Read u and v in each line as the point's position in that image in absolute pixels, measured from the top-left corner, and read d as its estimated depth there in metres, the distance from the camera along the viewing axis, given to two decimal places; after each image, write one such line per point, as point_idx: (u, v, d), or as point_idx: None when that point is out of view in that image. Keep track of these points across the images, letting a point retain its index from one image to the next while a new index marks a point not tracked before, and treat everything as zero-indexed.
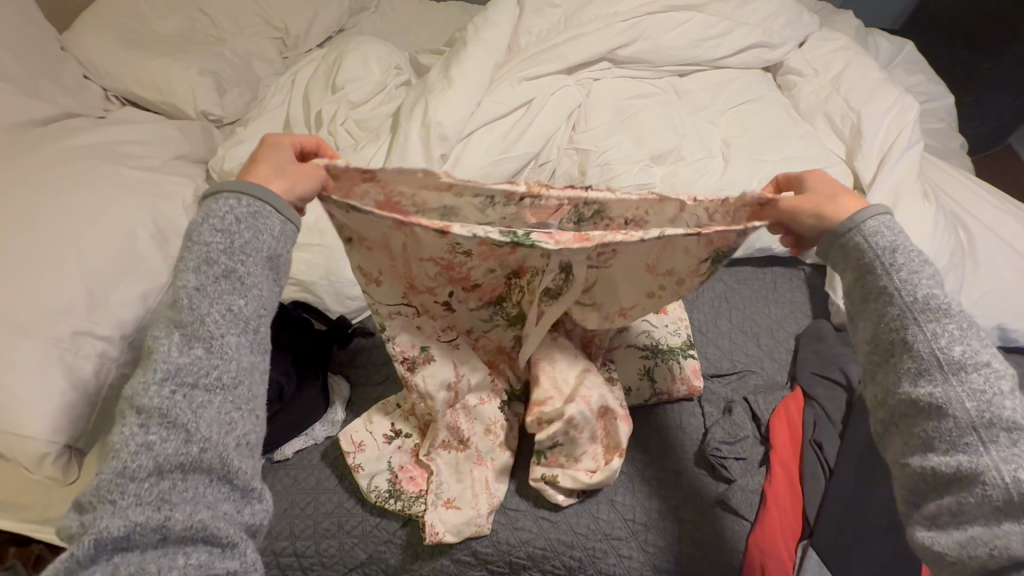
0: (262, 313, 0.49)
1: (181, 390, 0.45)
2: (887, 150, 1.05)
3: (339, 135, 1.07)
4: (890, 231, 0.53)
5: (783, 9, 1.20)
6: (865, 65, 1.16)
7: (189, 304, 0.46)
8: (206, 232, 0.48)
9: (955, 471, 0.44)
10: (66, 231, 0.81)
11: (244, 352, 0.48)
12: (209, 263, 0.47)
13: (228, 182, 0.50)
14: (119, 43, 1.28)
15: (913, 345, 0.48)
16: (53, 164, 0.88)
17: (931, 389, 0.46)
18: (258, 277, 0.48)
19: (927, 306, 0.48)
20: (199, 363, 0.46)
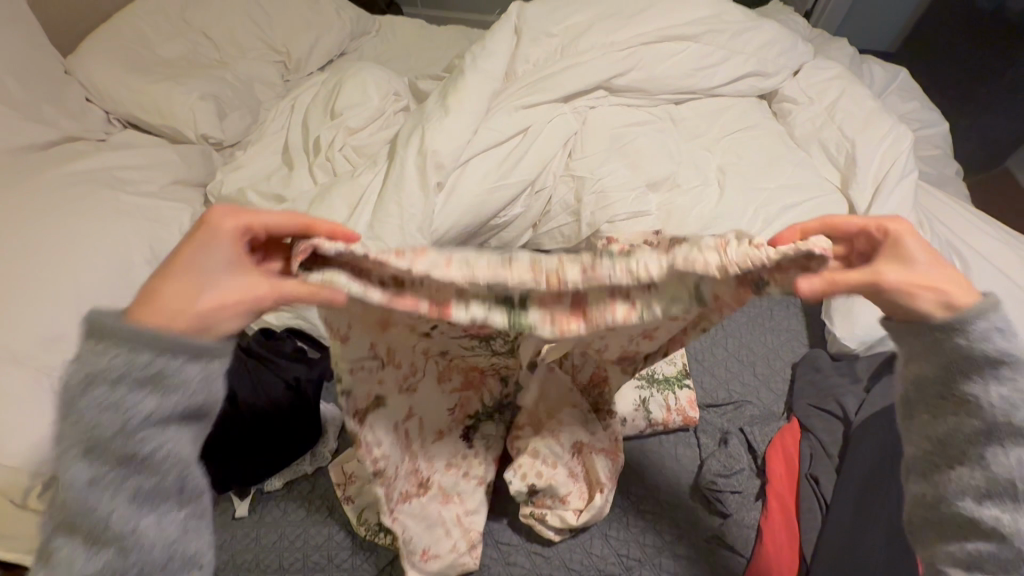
0: (194, 424, 0.47)
1: (100, 549, 0.42)
2: (881, 180, 1.06)
3: (337, 161, 1.08)
4: (1001, 329, 0.45)
5: (778, 38, 1.21)
6: (859, 94, 1.17)
7: (104, 440, 0.42)
8: (117, 356, 0.42)
9: (994, 535, 0.45)
10: (61, 260, 0.81)
11: (179, 472, 0.46)
12: (125, 392, 0.43)
13: (138, 297, 0.45)
14: (122, 67, 1.29)
15: (990, 464, 0.46)
16: (51, 191, 0.89)
17: (997, 512, 0.45)
18: (190, 394, 0.45)
19: (1020, 406, 0.45)
20: (127, 497, 0.43)
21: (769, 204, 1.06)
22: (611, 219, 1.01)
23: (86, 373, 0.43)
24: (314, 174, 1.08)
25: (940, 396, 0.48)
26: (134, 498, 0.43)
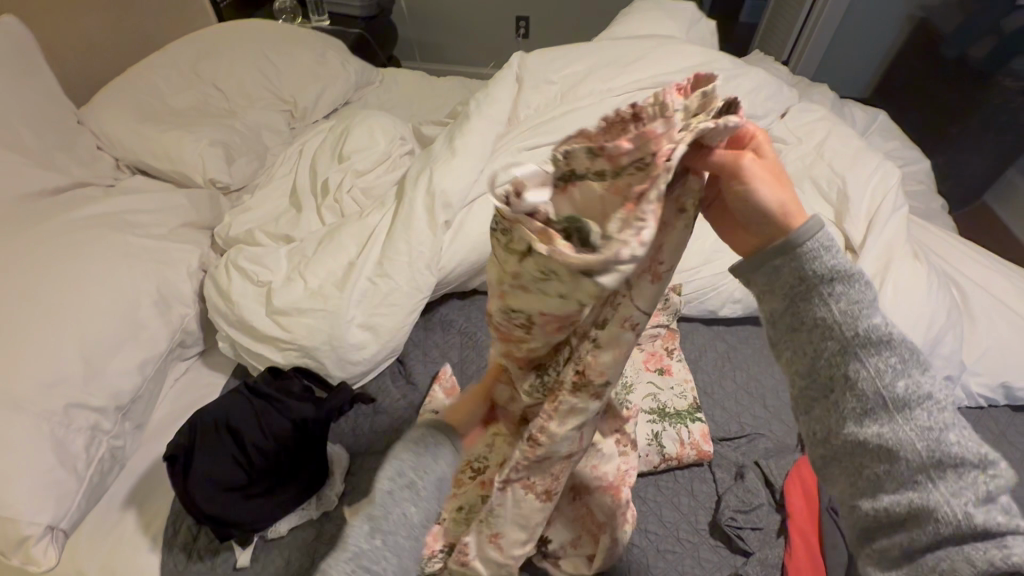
0: (427, 528, 0.47)
1: (377, 535, 0.43)
2: (874, 212, 1.09)
3: (344, 201, 1.10)
4: (827, 249, 0.45)
5: (765, 83, 1.28)
6: (845, 134, 1.23)
7: (381, 500, 0.45)
8: (405, 441, 0.50)
9: (905, 512, 0.44)
10: (68, 300, 0.81)
11: (409, 561, 0.44)
12: (401, 470, 0.47)
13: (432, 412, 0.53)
14: (134, 116, 1.33)
15: (859, 383, 0.45)
16: (61, 234, 0.89)
17: (878, 429, 0.44)
18: (433, 489, 0.48)
19: (868, 338, 0.44)
20: (376, 553, 0.42)
21: None
22: None
23: (402, 452, 0.49)
24: (321, 215, 1.10)
25: (792, 328, 0.47)
26: (403, 536, 0.44)
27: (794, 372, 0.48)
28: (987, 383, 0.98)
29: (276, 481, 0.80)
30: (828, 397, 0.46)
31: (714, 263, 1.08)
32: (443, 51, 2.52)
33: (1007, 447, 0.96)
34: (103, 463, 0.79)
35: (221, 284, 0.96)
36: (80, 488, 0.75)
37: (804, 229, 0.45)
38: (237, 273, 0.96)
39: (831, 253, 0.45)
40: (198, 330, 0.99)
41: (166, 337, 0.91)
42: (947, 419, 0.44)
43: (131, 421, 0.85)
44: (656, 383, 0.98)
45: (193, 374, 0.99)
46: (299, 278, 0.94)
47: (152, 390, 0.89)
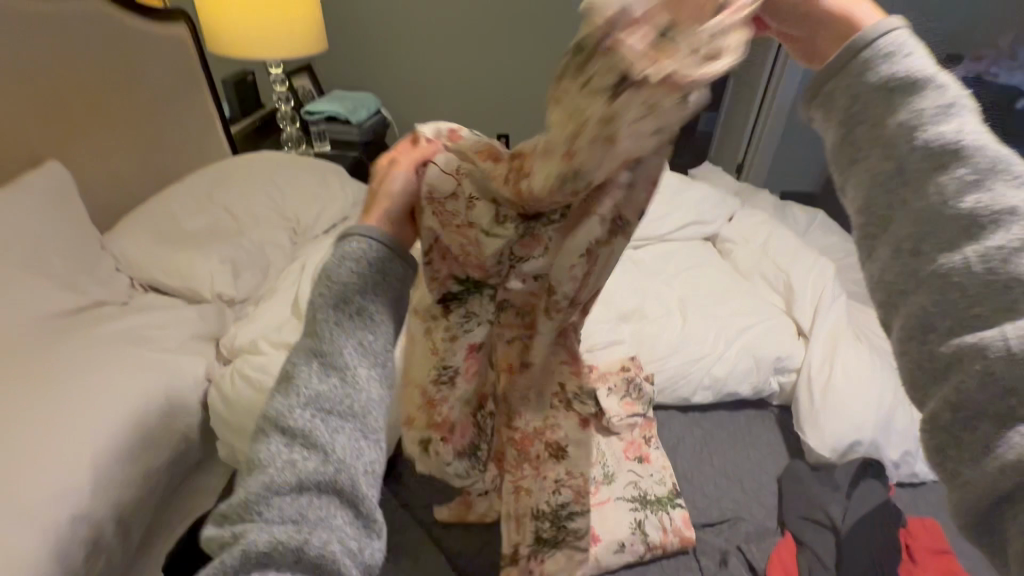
0: (388, 350, 0.49)
1: (329, 374, 0.45)
2: (817, 302, 1.23)
3: None
4: (896, 51, 0.38)
5: (710, 194, 1.48)
6: (784, 233, 1.40)
7: (327, 332, 0.46)
8: (344, 270, 0.48)
9: (970, 360, 0.33)
10: (84, 413, 0.87)
11: (376, 387, 0.47)
12: (347, 301, 0.47)
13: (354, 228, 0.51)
14: (152, 240, 1.48)
15: (914, 164, 0.37)
16: (81, 350, 0.97)
17: (964, 255, 0.34)
18: (387, 319, 0.49)
19: (939, 145, 0.36)
20: (336, 391, 0.45)
21: (726, 328, 1.22)
22: (591, 348, 1.17)
23: (337, 250, 0.49)
24: None
25: (844, 138, 0.41)
26: (354, 358, 0.46)
27: (857, 184, 0.39)
28: None
29: None
30: (858, 152, 0.40)
31: (681, 353, 1.18)
32: None
33: None
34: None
35: (225, 393, 1.03)
36: None
37: (872, 33, 0.39)
38: (241, 381, 1.03)
39: (908, 53, 0.38)
40: (199, 438, 1.04)
41: (169, 446, 0.96)
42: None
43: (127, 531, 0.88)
44: (637, 471, 1.02)
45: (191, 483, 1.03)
46: None
47: (150, 498, 0.93)
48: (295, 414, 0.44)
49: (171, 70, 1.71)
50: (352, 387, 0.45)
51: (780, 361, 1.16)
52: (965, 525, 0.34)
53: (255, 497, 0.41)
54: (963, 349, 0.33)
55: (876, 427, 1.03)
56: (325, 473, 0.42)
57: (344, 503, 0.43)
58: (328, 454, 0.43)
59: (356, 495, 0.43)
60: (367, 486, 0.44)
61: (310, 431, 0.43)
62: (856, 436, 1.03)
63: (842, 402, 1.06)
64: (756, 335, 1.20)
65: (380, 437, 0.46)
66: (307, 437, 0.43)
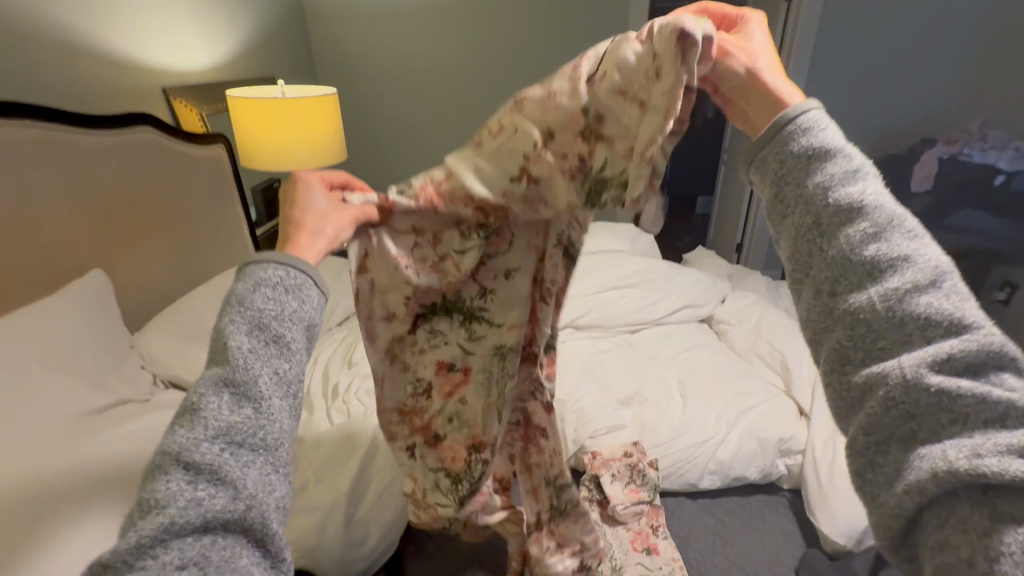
0: (301, 378, 0.51)
1: (243, 407, 0.46)
2: (814, 381, 1.25)
3: (352, 403, 1.25)
4: (809, 127, 0.48)
5: (701, 278, 1.56)
6: (775, 313, 1.46)
7: (241, 365, 0.47)
8: (259, 297, 0.50)
9: (867, 383, 0.43)
10: (102, 510, 0.90)
11: (285, 416, 0.49)
12: (261, 328, 0.49)
13: (269, 253, 0.53)
14: (180, 340, 1.58)
15: (833, 222, 0.45)
16: (106, 449, 1.02)
17: (868, 296, 0.43)
18: (300, 343, 0.51)
19: (841, 207, 0.45)
20: (248, 423, 0.46)
21: (727, 409, 1.23)
22: (592, 434, 1.19)
23: (253, 278, 0.51)
24: (331, 415, 1.24)
25: (776, 199, 0.49)
26: (273, 388, 0.48)
27: (787, 241, 0.49)
28: None
29: None
30: (788, 213, 0.48)
31: (684, 436, 1.18)
32: None
33: None
34: None
35: None
36: None
37: (792, 111, 0.49)
38: None
39: (820, 126, 0.48)
40: None
41: None
42: (923, 282, 0.42)
43: None
44: (645, 563, 1.00)
45: None
46: (306, 477, 1.04)
47: None
48: (199, 447, 0.44)
49: (209, 185, 1.91)
50: (264, 420, 0.47)
51: (784, 442, 1.16)
52: (890, 533, 0.42)
53: (151, 540, 0.40)
54: (874, 376, 0.42)
55: None
56: (235, 512, 0.43)
57: (246, 538, 0.45)
58: (239, 491, 0.44)
59: (264, 530, 0.45)
60: (274, 519, 0.46)
61: (219, 466, 0.44)
62: (869, 522, 1.01)
63: (849, 484, 1.05)
64: (757, 416, 1.21)
65: (288, 469, 0.49)
66: (213, 475, 0.44)
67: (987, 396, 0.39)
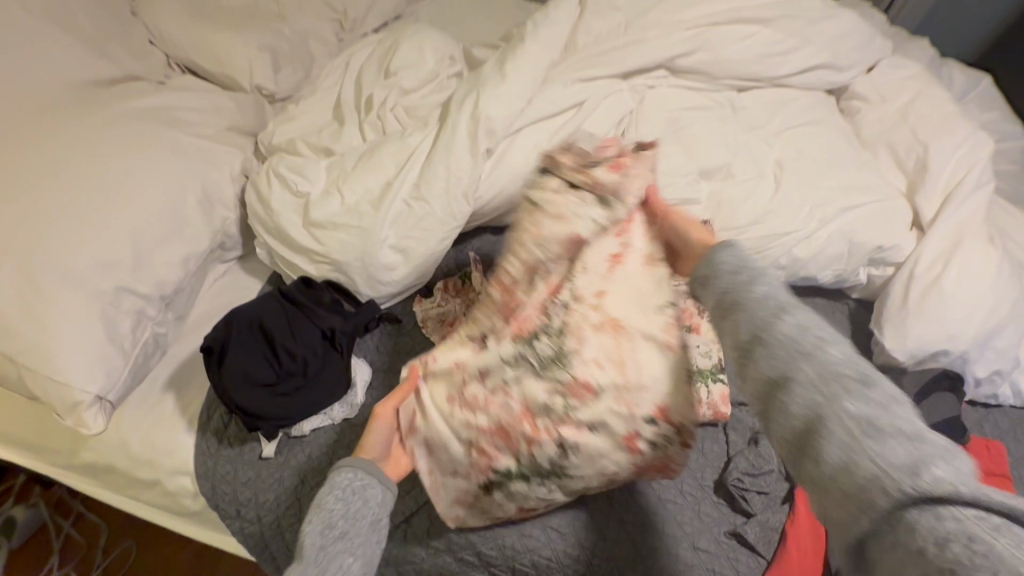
0: (382, 481, 0.69)
1: (335, 532, 0.61)
2: (952, 190, 1.00)
3: (387, 120, 1.07)
4: (806, 323, 0.48)
5: (857, 29, 1.14)
6: (936, 97, 1.11)
7: (330, 525, 0.61)
8: (327, 518, 0.62)
9: (906, 507, 0.36)
10: (119, 188, 0.84)
11: (365, 523, 0.64)
12: (330, 526, 0.61)
13: (341, 465, 0.68)
14: (185, 12, 1.23)
15: (829, 430, 0.40)
16: (116, 128, 0.90)
17: (935, 507, 0.35)
18: (374, 499, 0.66)
19: (857, 389, 0.42)
20: (343, 532, 0.62)
21: (829, 203, 1.03)
22: None
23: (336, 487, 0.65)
24: (364, 131, 1.07)
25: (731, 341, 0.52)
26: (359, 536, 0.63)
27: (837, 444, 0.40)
28: None
29: (301, 380, 0.83)
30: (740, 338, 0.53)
31: (766, 222, 1.02)
32: None
33: None
34: (147, 346, 0.84)
35: (263, 193, 0.96)
36: (126, 365, 0.80)
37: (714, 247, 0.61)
38: (286, 189, 0.96)
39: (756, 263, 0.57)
40: (239, 235, 1.01)
41: (210, 237, 0.93)
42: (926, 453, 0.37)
43: (173, 310, 0.90)
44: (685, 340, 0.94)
45: (233, 277, 1.03)
46: (337, 192, 0.94)
47: (193, 285, 0.93)
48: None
49: None
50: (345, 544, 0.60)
51: (881, 251, 0.99)
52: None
53: None
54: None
55: (974, 341, 0.90)
56: None
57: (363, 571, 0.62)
58: None
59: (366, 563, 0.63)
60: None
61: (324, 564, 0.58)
62: (944, 346, 0.90)
63: (945, 308, 0.90)
64: (861, 217, 1.01)
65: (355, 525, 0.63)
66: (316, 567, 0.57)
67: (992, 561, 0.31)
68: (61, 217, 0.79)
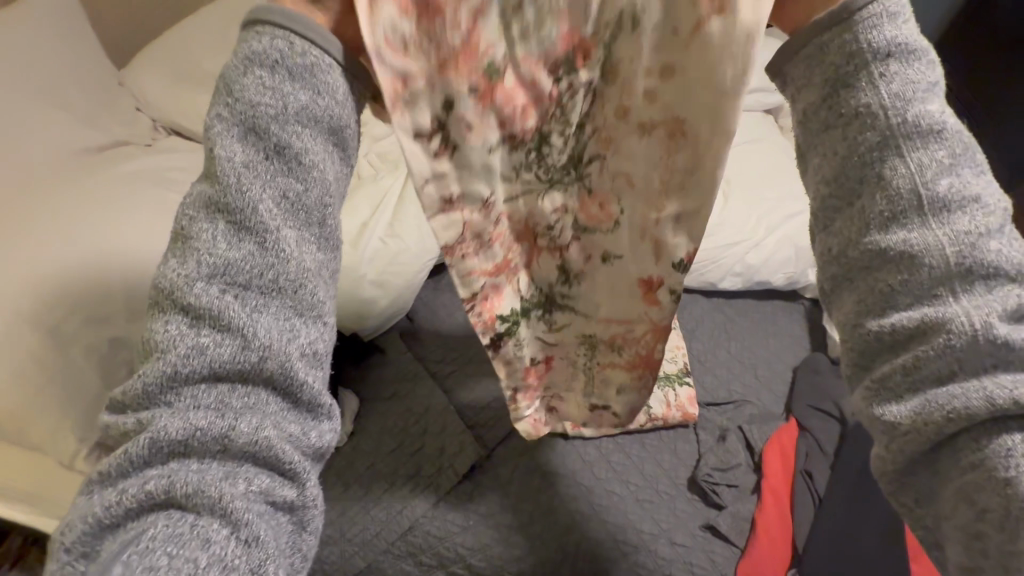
0: (343, 117, 0.42)
1: (244, 241, 0.40)
2: None
3: (361, 164, 1.14)
4: (891, 21, 0.39)
5: None
6: None
7: (230, 180, 0.39)
8: (251, 86, 0.40)
9: (922, 322, 0.37)
10: (106, 247, 0.89)
11: (293, 346, 0.40)
12: (224, 267, 0.39)
13: (259, 18, 0.40)
14: (169, 81, 1.30)
15: (901, 156, 0.38)
16: (106, 192, 0.97)
17: (966, 306, 0.36)
18: (326, 165, 0.42)
19: (919, 127, 0.38)
20: (247, 258, 0.40)
21: (771, 214, 1.12)
22: None
23: (247, 57, 0.40)
24: None
25: (831, 194, 0.41)
26: (264, 212, 0.40)
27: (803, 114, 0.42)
28: None
29: None
30: (852, 206, 0.40)
31: (717, 235, 1.10)
32: None
33: None
34: None
35: None
36: None
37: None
38: None
39: (910, 37, 0.39)
40: None
41: None
42: (993, 227, 0.37)
43: None
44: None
45: None
46: None
47: None
48: (207, 272, 0.39)
49: None
50: (237, 317, 0.39)
51: None
52: (914, 446, 0.37)
53: (161, 386, 0.39)
54: (940, 391, 0.36)
55: None
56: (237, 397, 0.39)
57: (271, 388, 0.40)
58: (246, 346, 0.39)
59: (286, 382, 0.40)
60: (300, 454, 0.40)
61: (218, 303, 0.39)
62: None
63: None
64: (800, 227, 1.12)
65: (315, 314, 0.42)
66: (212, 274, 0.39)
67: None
68: (49, 276, 0.84)
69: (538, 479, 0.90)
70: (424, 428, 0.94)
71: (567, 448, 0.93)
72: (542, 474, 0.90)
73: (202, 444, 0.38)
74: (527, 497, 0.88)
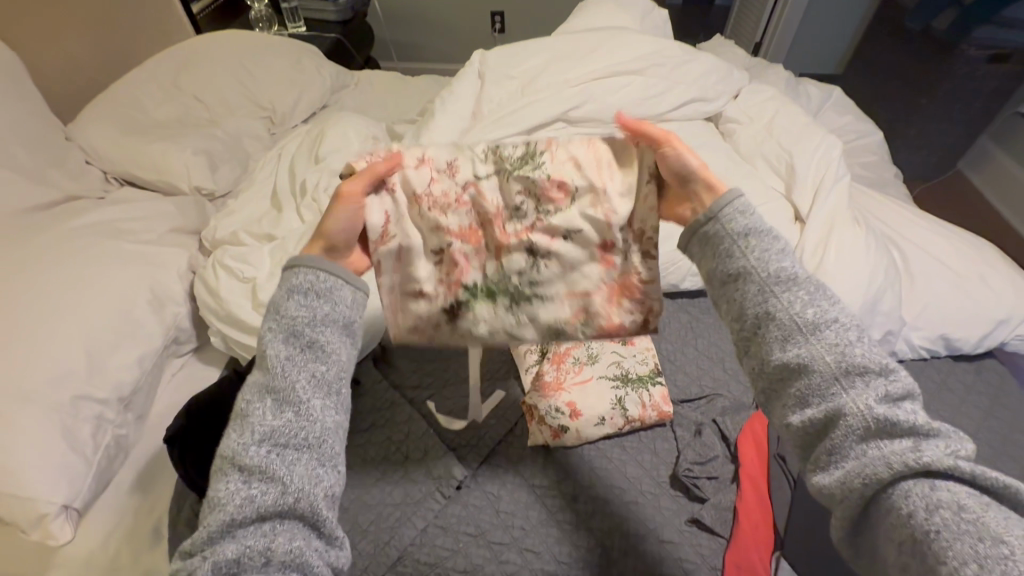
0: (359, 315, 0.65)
1: (285, 412, 0.55)
2: (819, 182, 1.15)
3: (321, 199, 1.14)
4: (742, 214, 0.59)
5: (714, 69, 1.36)
6: (793, 111, 1.30)
7: (282, 373, 0.57)
8: (292, 307, 0.61)
9: (823, 417, 0.48)
10: (62, 303, 0.87)
11: (319, 481, 0.54)
12: (271, 432, 0.54)
13: (302, 259, 0.64)
14: (121, 130, 1.29)
15: (775, 297, 0.52)
16: (57, 248, 0.95)
17: (813, 409, 0.48)
18: (336, 346, 0.60)
19: (780, 278, 0.54)
20: (289, 425, 0.55)
21: None
22: None
23: (289, 288, 0.62)
24: (302, 214, 1.15)
25: (742, 333, 0.55)
26: (323, 350, 0.59)
27: (707, 272, 0.60)
28: (929, 336, 1.05)
29: None
30: (757, 335, 0.53)
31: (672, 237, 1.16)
32: (422, 51, 2.52)
33: (954, 397, 1.03)
34: (109, 449, 0.87)
35: (212, 285, 1.02)
36: (89, 471, 0.83)
37: (724, 199, 0.60)
38: (231, 276, 1.02)
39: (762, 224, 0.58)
40: (192, 328, 1.06)
41: (161, 334, 0.98)
42: (852, 339, 0.50)
43: (132, 411, 0.93)
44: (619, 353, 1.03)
45: (191, 369, 1.07)
46: None
47: (151, 383, 0.97)
48: (274, 383, 0.57)
49: None
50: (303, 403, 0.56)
51: None
52: (849, 511, 0.45)
53: (218, 530, 0.50)
54: (852, 466, 0.45)
55: (864, 307, 1.01)
56: (284, 504, 0.52)
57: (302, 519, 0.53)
58: (284, 484, 0.52)
59: (314, 515, 0.52)
60: (324, 505, 0.53)
61: (293, 392, 0.56)
62: None
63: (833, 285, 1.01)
64: None
65: (336, 462, 0.56)
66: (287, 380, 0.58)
67: (973, 526, 0.39)
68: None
69: (525, 492, 0.90)
70: (406, 454, 0.94)
71: (550, 459, 0.95)
72: (529, 486, 0.92)
73: (250, 562, 0.49)
74: (515, 512, 0.88)
